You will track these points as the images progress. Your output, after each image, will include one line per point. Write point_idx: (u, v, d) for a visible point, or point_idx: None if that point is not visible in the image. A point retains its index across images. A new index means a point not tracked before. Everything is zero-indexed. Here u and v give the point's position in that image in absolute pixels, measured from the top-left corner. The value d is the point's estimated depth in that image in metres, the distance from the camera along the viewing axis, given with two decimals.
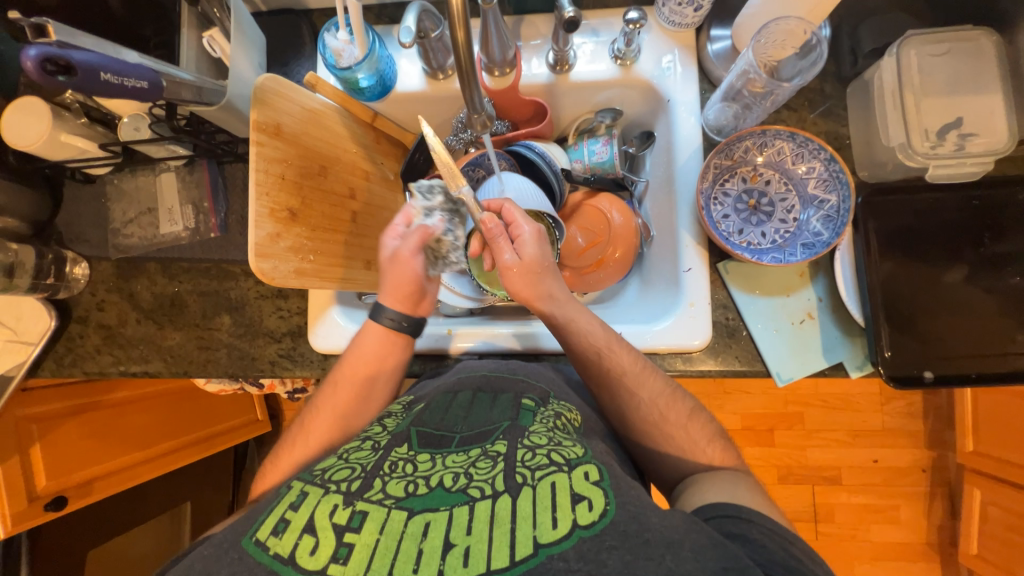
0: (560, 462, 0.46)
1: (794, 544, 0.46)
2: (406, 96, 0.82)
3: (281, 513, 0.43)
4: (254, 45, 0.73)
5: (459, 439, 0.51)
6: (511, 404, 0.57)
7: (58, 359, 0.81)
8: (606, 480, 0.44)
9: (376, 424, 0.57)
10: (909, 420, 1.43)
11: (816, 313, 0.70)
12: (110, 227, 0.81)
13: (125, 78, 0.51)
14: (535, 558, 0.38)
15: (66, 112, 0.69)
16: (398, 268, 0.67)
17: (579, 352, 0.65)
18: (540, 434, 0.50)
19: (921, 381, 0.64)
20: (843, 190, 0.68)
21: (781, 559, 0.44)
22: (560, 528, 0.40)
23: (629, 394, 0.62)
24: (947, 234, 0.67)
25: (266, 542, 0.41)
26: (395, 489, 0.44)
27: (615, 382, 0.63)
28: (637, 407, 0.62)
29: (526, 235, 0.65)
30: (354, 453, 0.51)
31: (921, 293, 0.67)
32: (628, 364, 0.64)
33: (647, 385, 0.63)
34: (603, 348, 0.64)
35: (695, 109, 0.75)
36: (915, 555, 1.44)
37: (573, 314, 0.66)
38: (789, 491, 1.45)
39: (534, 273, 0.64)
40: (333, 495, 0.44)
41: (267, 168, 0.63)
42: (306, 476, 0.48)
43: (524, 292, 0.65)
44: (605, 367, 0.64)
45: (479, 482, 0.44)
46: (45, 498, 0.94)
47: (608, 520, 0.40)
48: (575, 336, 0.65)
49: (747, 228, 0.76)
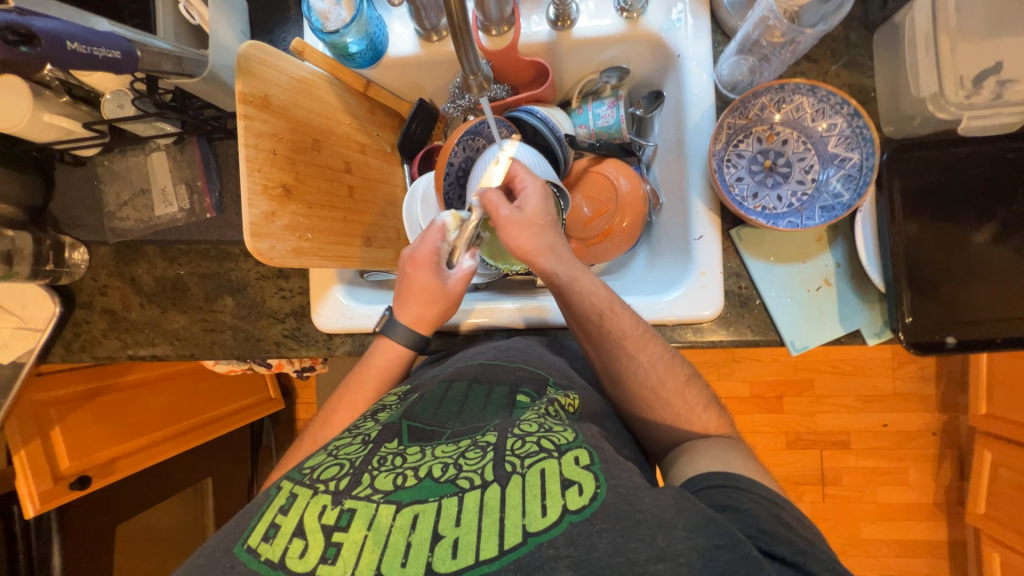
0: (549, 448, 0.45)
1: (785, 508, 0.47)
2: (399, 61, 0.77)
3: (270, 518, 0.43)
4: (236, 11, 0.69)
5: (449, 432, 0.52)
6: (504, 400, 0.57)
7: (66, 345, 0.81)
8: (596, 463, 0.44)
9: (369, 419, 0.56)
10: (921, 384, 1.41)
11: (834, 279, 0.67)
12: (105, 210, 0.79)
13: (94, 48, 0.48)
14: (524, 547, 0.38)
15: (47, 90, 0.66)
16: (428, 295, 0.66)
17: (581, 313, 0.62)
18: (531, 421, 0.49)
19: (943, 347, 0.62)
20: (867, 147, 0.64)
21: (770, 528, 0.44)
22: (549, 516, 0.40)
23: (627, 357, 0.61)
24: (976, 193, 0.63)
25: (257, 549, 0.41)
26: (383, 483, 0.44)
27: (616, 344, 0.61)
28: (637, 371, 0.61)
29: (530, 190, 0.65)
30: (343, 448, 0.50)
31: (946, 255, 0.63)
32: (630, 328, 0.61)
33: (647, 349, 0.61)
34: (604, 309, 0.61)
35: (708, 65, 0.70)
36: (923, 516, 1.46)
37: (575, 273, 0.63)
38: (798, 456, 1.46)
39: (535, 227, 0.63)
40: (321, 495, 0.44)
41: (258, 143, 0.60)
42: (295, 476, 0.47)
43: (526, 250, 0.63)
44: (606, 328, 0.61)
45: (468, 472, 0.44)
46: (70, 477, 0.97)
47: (597, 503, 0.41)
48: (575, 295, 0.62)
49: (762, 191, 0.72)
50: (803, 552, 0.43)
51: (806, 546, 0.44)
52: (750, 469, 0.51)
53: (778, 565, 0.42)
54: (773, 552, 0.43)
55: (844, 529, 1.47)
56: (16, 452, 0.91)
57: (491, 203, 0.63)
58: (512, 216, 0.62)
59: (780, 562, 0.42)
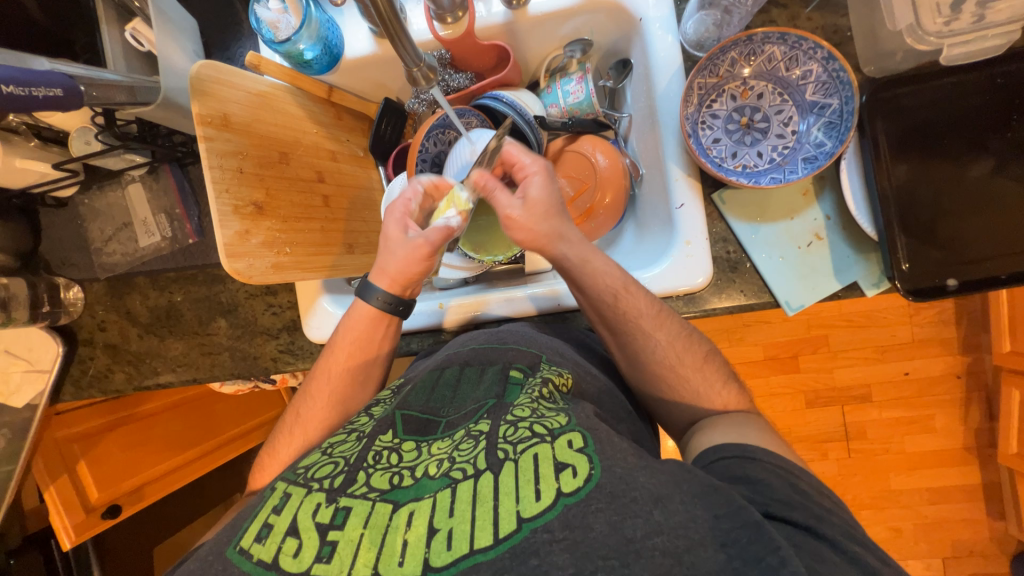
0: (543, 433, 0.45)
1: (801, 478, 0.46)
2: (357, 62, 0.76)
3: (264, 518, 0.44)
4: (185, 33, 0.69)
5: (444, 424, 0.52)
6: (498, 379, 0.56)
7: (75, 383, 0.83)
8: (591, 445, 0.43)
9: (363, 414, 0.57)
10: (941, 327, 1.37)
11: (825, 232, 0.65)
12: (92, 247, 0.80)
13: (32, 88, 0.48)
14: (519, 534, 0.38)
15: (15, 136, 0.67)
16: (404, 262, 0.64)
17: (595, 294, 0.61)
18: (524, 406, 0.49)
19: (944, 291, 0.59)
20: (845, 90, 0.61)
21: (783, 498, 0.44)
22: (543, 500, 0.40)
23: (644, 336, 0.60)
24: (968, 124, 0.60)
25: (249, 550, 0.42)
26: (380, 482, 0.45)
27: (632, 324, 0.60)
28: (655, 349, 0.60)
29: (533, 175, 0.62)
30: (338, 447, 0.51)
31: (943, 194, 0.60)
32: (645, 307, 0.60)
33: (663, 326, 0.60)
34: (620, 289, 0.60)
35: (671, 25, 0.67)
36: (954, 462, 1.42)
37: (592, 253, 0.61)
38: (818, 414, 1.44)
39: (540, 215, 0.61)
40: (316, 494, 0.45)
41: (222, 163, 0.60)
42: (290, 476, 0.48)
43: (534, 237, 0.61)
44: (621, 310, 0.60)
45: (462, 463, 0.45)
46: (100, 507, 1.04)
47: (592, 484, 0.40)
48: (590, 277, 0.61)
49: (741, 150, 0.70)
50: (824, 518, 0.43)
51: (818, 512, 0.43)
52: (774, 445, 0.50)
53: (789, 530, 0.42)
54: (781, 516, 0.42)
55: (871, 483, 1.44)
56: (47, 488, 0.96)
57: (485, 190, 0.62)
58: (513, 211, 0.61)
59: (793, 525, 0.42)
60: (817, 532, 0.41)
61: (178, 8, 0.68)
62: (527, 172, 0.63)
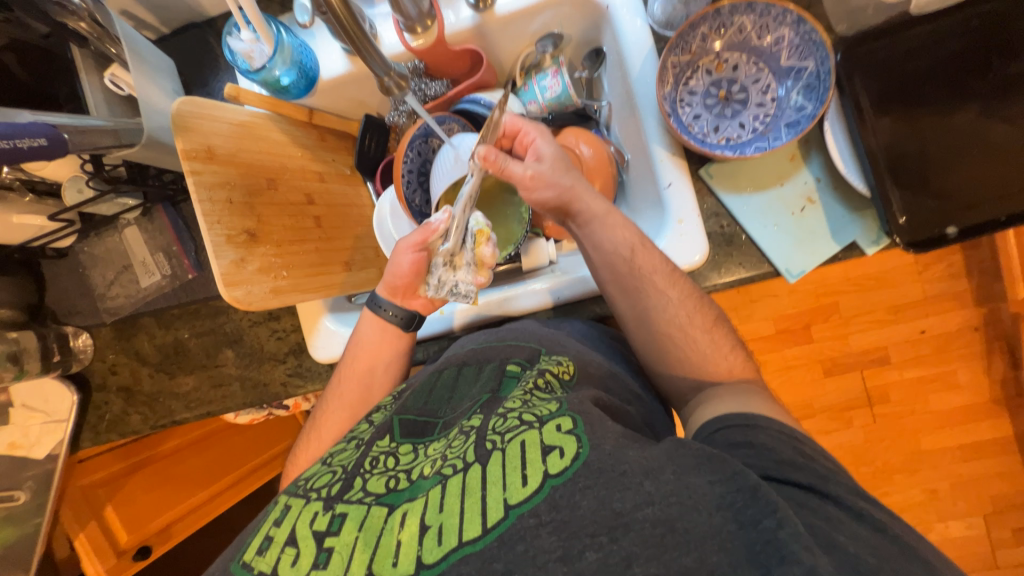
0: (531, 420, 0.44)
1: (811, 442, 0.45)
2: (334, 82, 0.77)
3: (265, 531, 0.44)
4: (163, 73, 0.70)
5: (443, 426, 0.53)
6: (494, 375, 0.57)
7: (93, 429, 0.84)
8: (580, 427, 0.43)
9: (364, 422, 0.57)
10: (953, 281, 1.35)
11: (817, 195, 0.64)
12: (95, 293, 0.81)
13: (16, 140, 0.49)
14: (506, 521, 0.38)
15: (11, 193, 0.69)
16: (394, 260, 0.65)
17: (612, 247, 0.62)
18: (516, 398, 0.49)
19: (944, 240, 0.58)
20: (820, 51, 0.61)
21: (786, 458, 0.43)
22: (529, 485, 0.40)
23: (656, 293, 0.60)
24: (948, 71, 0.59)
25: (250, 564, 0.42)
26: (376, 486, 0.45)
27: (645, 280, 0.60)
28: (665, 307, 0.60)
29: (539, 140, 0.65)
30: (338, 455, 0.52)
31: (930, 144, 0.60)
32: (659, 263, 0.60)
33: (675, 285, 0.60)
34: (637, 244, 0.61)
35: (638, 8, 0.68)
36: (981, 416, 1.39)
37: (605, 211, 0.63)
38: (838, 383, 1.42)
39: (560, 169, 0.63)
40: (314, 503, 0.45)
41: (212, 195, 0.60)
42: (291, 488, 0.49)
43: (557, 195, 0.62)
44: (636, 265, 0.61)
45: (453, 458, 0.45)
46: (130, 549, 1.06)
47: (579, 463, 0.40)
48: (607, 231, 0.62)
49: (723, 123, 0.70)
50: (825, 476, 0.42)
51: (824, 470, 0.42)
52: (778, 411, 0.50)
53: (788, 489, 0.41)
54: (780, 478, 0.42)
55: (900, 446, 1.41)
56: (77, 536, 0.98)
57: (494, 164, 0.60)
58: (532, 170, 0.62)
59: (794, 486, 0.41)
60: (820, 493, 0.41)
61: (154, 51, 0.70)
62: (531, 137, 0.66)
